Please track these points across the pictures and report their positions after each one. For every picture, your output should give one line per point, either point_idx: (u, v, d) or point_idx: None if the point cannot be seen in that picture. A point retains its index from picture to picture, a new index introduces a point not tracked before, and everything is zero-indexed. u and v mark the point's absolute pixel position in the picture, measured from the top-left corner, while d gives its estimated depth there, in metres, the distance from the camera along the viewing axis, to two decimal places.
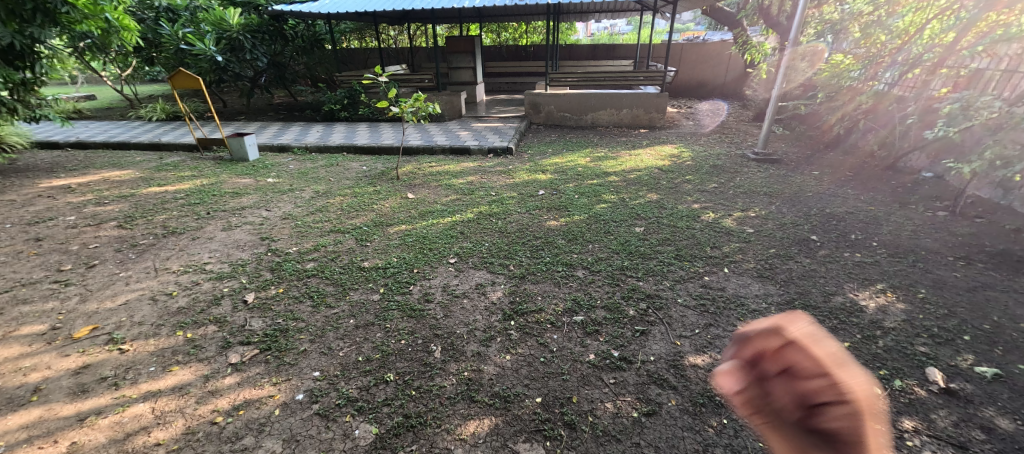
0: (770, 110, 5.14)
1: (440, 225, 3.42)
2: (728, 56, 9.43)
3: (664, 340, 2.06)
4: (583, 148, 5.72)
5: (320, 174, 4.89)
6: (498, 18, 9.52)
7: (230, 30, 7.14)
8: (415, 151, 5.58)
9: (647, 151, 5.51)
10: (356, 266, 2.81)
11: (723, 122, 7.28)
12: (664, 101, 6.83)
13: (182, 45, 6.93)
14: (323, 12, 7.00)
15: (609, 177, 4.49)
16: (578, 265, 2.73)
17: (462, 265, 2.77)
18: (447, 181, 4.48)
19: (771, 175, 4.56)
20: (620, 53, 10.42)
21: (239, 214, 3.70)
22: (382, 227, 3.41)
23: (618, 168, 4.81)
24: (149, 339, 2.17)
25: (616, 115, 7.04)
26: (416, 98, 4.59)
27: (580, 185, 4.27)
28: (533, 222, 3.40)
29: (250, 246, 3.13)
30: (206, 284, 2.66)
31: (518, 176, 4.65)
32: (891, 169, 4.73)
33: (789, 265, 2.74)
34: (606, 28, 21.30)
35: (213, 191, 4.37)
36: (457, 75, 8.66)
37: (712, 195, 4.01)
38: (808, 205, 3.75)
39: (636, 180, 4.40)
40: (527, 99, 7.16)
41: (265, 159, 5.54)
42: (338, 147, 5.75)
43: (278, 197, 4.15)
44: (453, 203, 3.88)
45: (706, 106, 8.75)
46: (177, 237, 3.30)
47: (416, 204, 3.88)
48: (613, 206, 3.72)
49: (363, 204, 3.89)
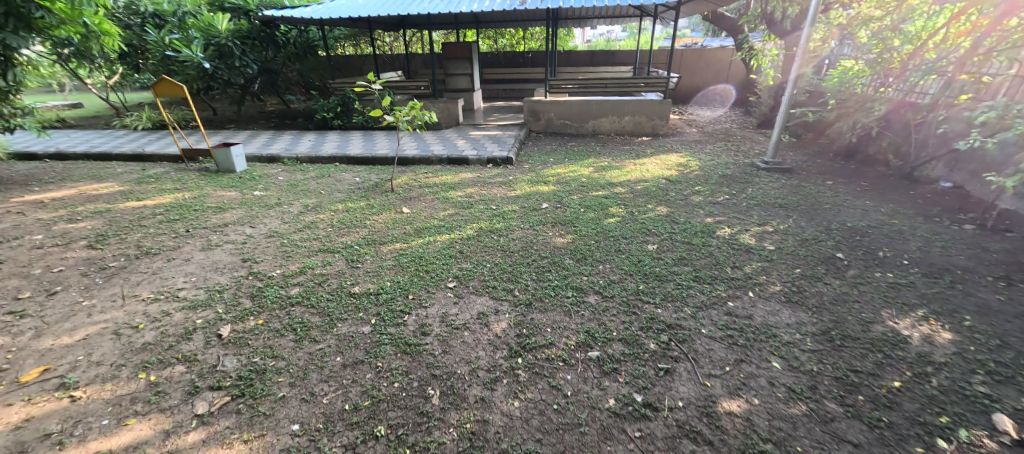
0: (781, 116, 4.91)
1: (437, 243, 3.18)
2: (730, 62, 9.31)
3: (692, 381, 1.82)
4: (586, 157, 5.51)
5: (311, 186, 4.65)
6: (495, 23, 9.35)
7: (220, 36, 6.83)
8: (411, 161, 5.35)
9: (652, 160, 5.31)
10: (346, 292, 2.56)
11: (728, 130, 7.10)
12: (667, 108, 6.64)
13: (168, 52, 6.66)
14: (316, 17, 6.77)
15: (615, 189, 4.28)
16: (589, 290, 2.49)
17: (463, 290, 2.53)
18: (445, 194, 4.24)
19: (784, 186, 4.35)
20: (620, 59, 10.27)
21: (222, 231, 3.45)
22: (375, 245, 3.17)
23: (623, 179, 4.60)
24: (106, 383, 1.91)
25: (617, 123, 6.85)
26: (412, 106, 4.37)
27: (585, 197, 4.07)
28: (538, 239, 3.17)
29: (230, 269, 2.87)
30: (178, 314, 2.40)
31: (519, 187, 4.43)
32: (908, 178, 4.54)
33: (819, 288, 2.52)
34: (604, 33, 21.32)
35: (195, 205, 4.11)
36: (454, 81, 8.46)
37: (725, 208, 3.80)
38: (828, 219, 3.54)
39: (643, 192, 4.18)
40: (526, 106, 6.96)
41: (253, 169, 5.29)
42: (330, 157, 5.51)
43: (264, 212, 3.90)
44: (452, 218, 3.64)
45: (708, 112, 8.59)
46: (151, 259, 3.04)
47: (412, 219, 3.64)
48: (622, 220, 3.50)
49: (355, 219, 3.66)
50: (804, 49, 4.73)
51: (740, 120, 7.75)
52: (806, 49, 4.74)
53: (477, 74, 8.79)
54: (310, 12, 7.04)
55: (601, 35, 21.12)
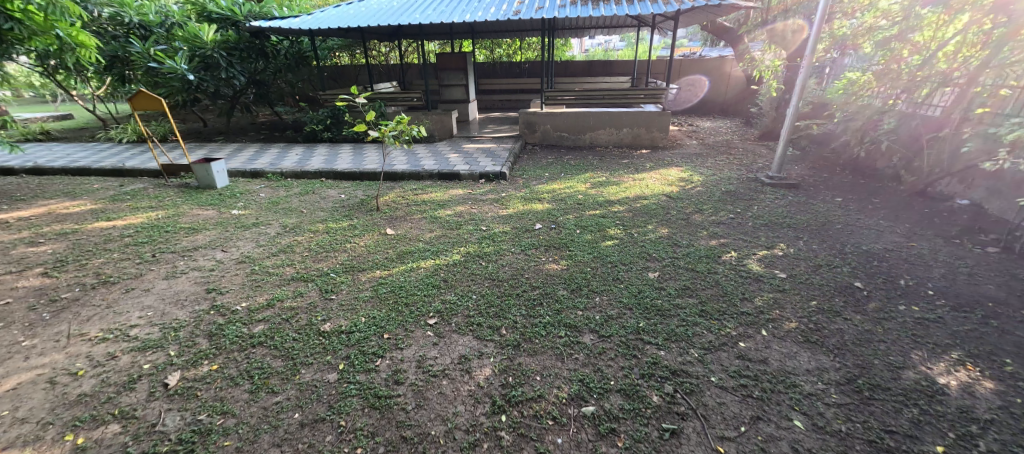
0: (786, 129, 4.67)
1: (420, 270, 2.94)
2: (729, 73, 9.15)
3: (703, 447, 1.57)
4: (582, 172, 5.29)
5: (293, 204, 4.42)
6: (491, 33, 9.20)
7: (206, 47, 6.64)
8: (400, 176, 5.12)
9: (651, 175, 5.09)
10: (315, 330, 2.30)
11: (729, 142, 6.90)
12: (666, 120, 6.45)
13: (152, 64, 6.47)
14: (305, 28, 6.59)
15: (613, 207, 4.05)
16: (584, 328, 2.24)
17: (444, 328, 2.28)
18: (433, 213, 4.01)
19: (791, 203, 4.12)
20: (617, 69, 10.12)
21: (190, 257, 3.21)
22: (353, 272, 2.93)
23: (622, 196, 4.37)
24: (25, 446, 1.66)
25: (615, 135, 6.66)
26: (399, 120, 4.16)
27: (581, 216, 3.84)
28: (530, 266, 2.93)
29: (191, 301, 2.62)
30: (126, 358, 2.15)
31: (512, 205, 4.20)
32: (922, 195, 4.32)
33: (839, 325, 2.28)
34: (602, 43, 21.31)
35: (167, 226, 3.87)
36: (448, 93, 8.29)
37: (730, 228, 3.57)
38: (840, 241, 3.31)
39: (643, 211, 3.95)
40: (521, 118, 6.78)
41: (235, 185, 5.06)
42: (316, 172, 5.28)
43: (239, 234, 3.66)
44: (438, 240, 3.40)
45: (708, 123, 8.41)
46: (108, 289, 2.79)
47: (396, 242, 3.40)
48: (620, 242, 3.27)
49: (336, 242, 3.42)
50: (809, 62, 4.49)
51: (741, 132, 7.56)
52: (811, 62, 4.50)
53: (472, 85, 8.62)
54: (300, 23, 6.86)
55: (598, 45, 21.08)
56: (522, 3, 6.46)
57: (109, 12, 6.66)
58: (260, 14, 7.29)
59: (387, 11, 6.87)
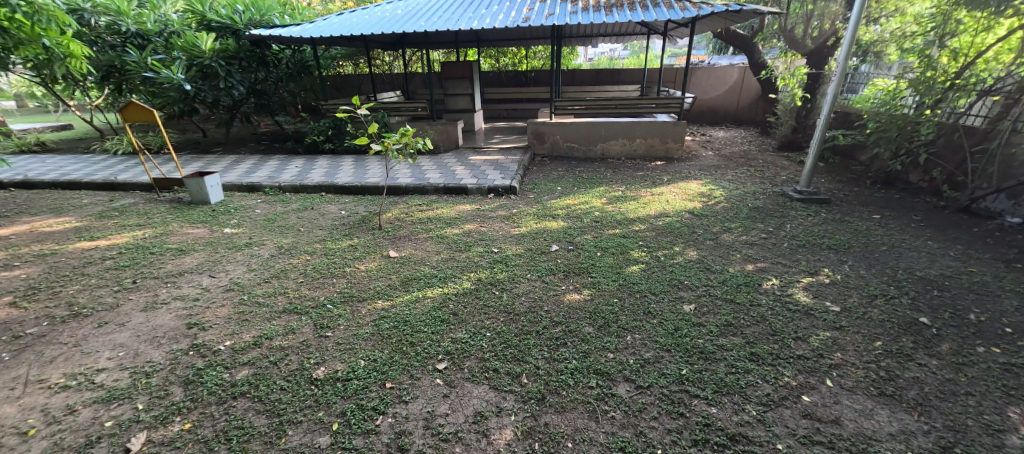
0: (817, 141, 4.35)
1: (426, 300, 2.63)
2: (741, 81, 8.88)
3: None
4: (596, 185, 5.01)
5: (290, 221, 4.14)
6: (498, 42, 9.02)
7: (204, 56, 6.42)
8: (404, 190, 4.85)
9: (669, 189, 4.80)
10: (307, 377, 2.00)
11: (746, 153, 6.61)
12: (681, 130, 6.18)
13: (147, 73, 6.25)
14: (306, 36, 6.37)
15: (633, 226, 3.75)
16: (618, 376, 1.93)
17: (455, 375, 1.98)
18: (439, 232, 3.72)
19: (825, 222, 3.81)
20: (626, 77, 9.88)
21: (175, 283, 2.93)
22: (352, 302, 2.64)
23: (642, 213, 4.08)
24: None
25: (628, 146, 6.38)
26: (404, 132, 3.89)
27: (601, 236, 3.54)
28: (548, 296, 2.63)
29: (169, 339, 2.33)
30: (87, 412, 1.85)
31: (524, 223, 3.90)
32: (967, 211, 4.00)
33: (914, 373, 1.96)
34: (606, 53, 21.19)
35: (153, 246, 3.59)
36: (454, 102, 8.06)
37: (765, 251, 3.26)
38: (890, 265, 3.00)
39: (666, 230, 3.66)
40: (530, 128, 6.52)
41: (230, 200, 4.80)
42: (315, 186, 5.01)
43: (229, 256, 3.37)
44: (446, 264, 3.10)
45: (722, 133, 8.13)
46: (79, 323, 2.51)
47: (400, 266, 3.10)
48: (647, 267, 2.96)
49: (334, 266, 3.13)
50: (840, 78, 4.09)
51: (758, 142, 7.27)
52: (842, 78, 4.08)
53: (478, 94, 8.40)
54: (301, 31, 6.64)
55: (603, 54, 20.92)
56: (531, 10, 6.18)
57: (105, 21, 6.49)
58: (261, 22, 7.09)
59: (391, 18, 6.63)
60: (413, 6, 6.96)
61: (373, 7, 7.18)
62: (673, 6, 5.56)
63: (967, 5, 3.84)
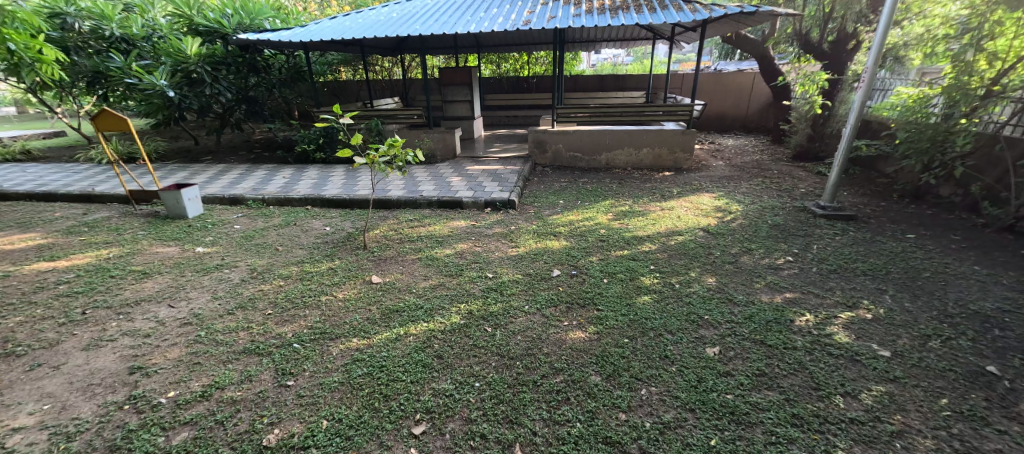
0: (842, 153, 3.98)
1: (408, 339, 2.28)
2: (751, 87, 8.54)
3: None
4: (601, 198, 4.67)
5: (269, 239, 3.82)
6: (498, 47, 8.76)
7: (189, 62, 6.13)
8: (395, 204, 4.52)
9: (680, 203, 4.45)
10: (256, 444, 1.66)
11: (759, 163, 6.25)
12: (691, 138, 5.84)
13: (129, 79, 5.96)
14: (296, 41, 6.10)
15: (642, 246, 3.41)
16: (632, 448, 1.58)
17: (434, 444, 1.63)
18: (430, 253, 3.39)
19: (856, 242, 3.45)
20: (631, 83, 9.57)
21: (128, 315, 2.60)
22: (323, 340, 2.30)
23: (651, 231, 3.73)
24: None
25: (634, 155, 6.05)
26: (392, 143, 3.56)
27: (608, 259, 3.20)
28: (549, 334, 2.28)
29: (106, 388, 2.00)
30: None
31: (523, 242, 3.56)
32: (1011, 231, 3.63)
33: (997, 445, 1.60)
34: (609, 58, 20.98)
35: (114, 269, 3.27)
36: (452, 109, 7.77)
37: (792, 277, 2.91)
38: (938, 297, 2.64)
39: (680, 251, 3.31)
40: (531, 136, 6.20)
41: (209, 214, 4.49)
42: (301, 199, 4.69)
43: (195, 281, 3.04)
44: (434, 292, 2.76)
45: (732, 142, 7.80)
46: (7, 366, 2.18)
47: (382, 294, 2.77)
48: (661, 298, 2.61)
49: (309, 294, 2.79)
50: (869, 85, 3.74)
51: (770, 151, 6.91)
52: (872, 84, 3.73)
53: (478, 101, 8.11)
54: (291, 35, 6.38)
55: (605, 60, 20.71)
56: (532, 13, 5.87)
57: (89, 25, 6.26)
58: (250, 27, 6.84)
59: (385, 22, 6.34)
60: (408, 10, 6.67)
61: (367, 11, 6.91)
62: (683, 8, 5.24)
63: (1008, 5, 3.54)
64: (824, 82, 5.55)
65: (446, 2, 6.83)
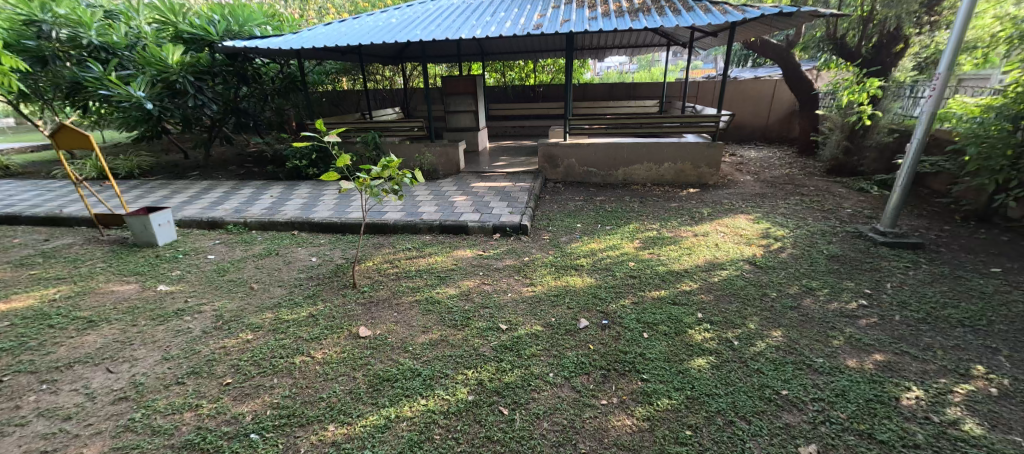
0: (906, 172, 3.44)
1: (401, 427, 1.75)
2: (772, 95, 8.04)
3: None
4: (624, 221, 4.15)
5: (246, 273, 3.31)
6: (504, 55, 8.33)
7: (170, 71, 5.65)
8: (392, 229, 4.01)
9: (715, 227, 3.92)
10: None
11: (791, 178, 5.72)
12: (716, 152, 5.33)
13: (104, 91, 5.47)
14: (285, 48, 5.64)
15: (681, 285, 2.87)
16: None
17: None
18: (430, 293, 2.87)
19: (935, 278, 2.92)
20: (643, 92, 9.10)
21: (54, 387, 2.08)
22: (291, 427, 1.77)
23: (688, 264, 3.20)
24: None
25: (654, 171, 5.53)
26: (387, 163, 3.01)
27: (644, 302, 2.66)
28: (586, 422, 1.74)
29: None
30: None
31: (539, 279, 3.03)
32: None
33: None
34: (614, 67, 20.64)
35: (56, 315, 2.75)
36: (455, 120, 7.29)
37: (876, 330, 2.36)
38: None
39: (729, 292, 2.77)
40: (541, 150, 5.70)
41: (183, 242, 3.99)
42: (287, 223, 4.19)
43: (147, 333, 2.52)
44: (434, 352, 2.23)
45: (754, 154, 7.27)
46: None
47: (372, 353, 2.24)
48: (721, 361, 2.07)
49: (281, 352, 2.27)
50: (941, 95, 3.17)
51: (800, 164, 6.39)
52: (945, 94, 3.16)
53: (483, 111, 7.63)
54: (281, 42, 5.92)
55: (611, 69, 20.41)
56: (542, 16, 5.40)
57: (66, 33, 5.82)
58: (240, 34, 6.41)
59: (383, 27, 5.88)
60: (408, 15, 6.22)
61: (365, 16, 6.46)
62: (711, 10, 4.76)
63: None
64: (873, 90, 4.98)
65: (448, 6, 6.38)
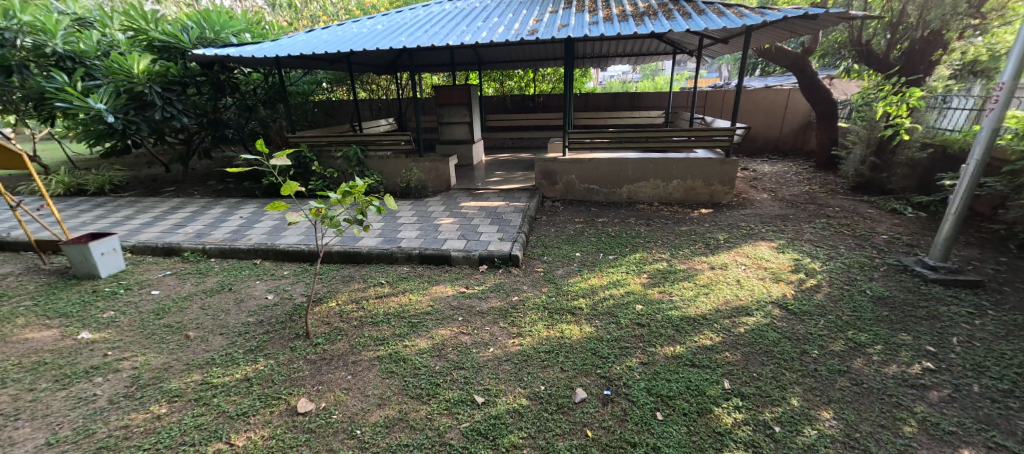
0: (959, 199, 2.94)
1: None
2: (785, 104, 7.57)
3: None
4: (630, 250, 3.65)
5: (189, 315, 2.83)
6: (501, 64, 7.93)
7: (136, 80, 5.26)
8: (365, 258, 3.54)
9: (734, 257, 3.42)
10: None
11: (812, 196, 5.21)
12: (730, 168, 4.84)
13: (63, 103, 5.06)
14: (260, 56, 5.23)
15: (700, 339, 2.36)
16: None
17: None
18: (397, 347, 2.37)
19: (1010, 331, 2.39)
20: (647, 102, 8.64)
21: None
22: None
23: (706, 306, 2.70)
24: None
25: (662, 188, 5.05)
26: (349, 186, 2.48)
27: (655, 362, 2.15)
28: None
29: None
30: None
31: (529, 328, 2.53)
32: None
33: None
34: (618, 76, 20.40)
35: None
36: (448, 132, 6.86)
37: (953, 410, 1.85)
38: None
39: (759, 349, 2.26)
40: (538, 166, 5.23)
41: (131, 273, 3.53)
42: (250, 251, 3.73)
43: (41, 404, 2.04)
44: (388, 438, 1.74)
45: (769, 168, 6.78)
46: None
47: (308, 440, 1.75)
48: None
49: (193, 439, 1.77)
50: (1004, 108, 2.69)
51: (820, 180, 5.89)
52: (1008, 107, 2.68)
53: (478, 123, 7.20)
54: (258, 50, 5.52)
55: (615, 78, 20.09)
56: (539, 21, 4.98)
57: (31, 41, 5.47)
58: (215, 42, 6.09)
59: (368, 34, 5.47)
60: (396, 21, 5.82)
61: (350, 23, 6.07)
62: (725, 13, 4.31)
63: None
64: (908, 103, 4.49)
65: (440, 12, 5.97)
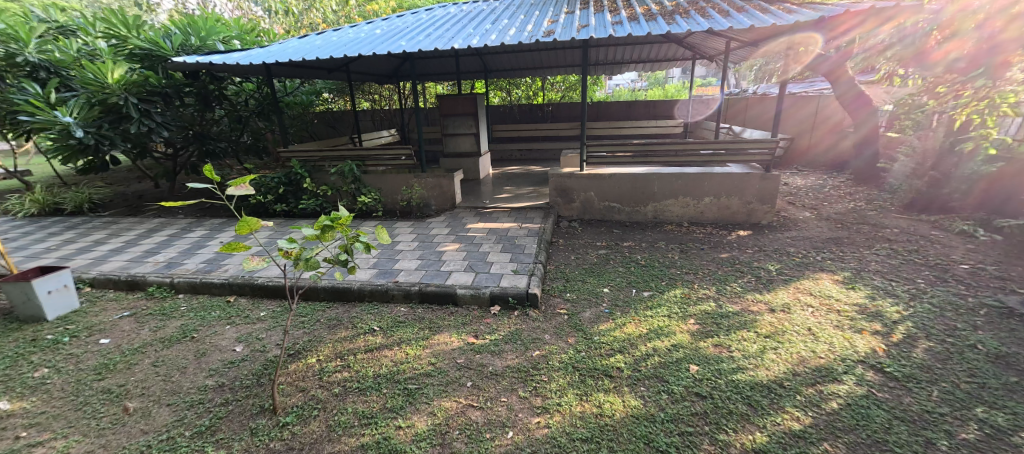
0: None
1: None
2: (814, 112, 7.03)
3: None
4: (667, 284, 3.10)
5: (138, 375, 2.32)
6: (509, 72, 7.47)
7: (110, 91, 4.82)
8: (357, 297, 3.01)
9: (795, 295, 2.86)
10: None
11: (861, 214, 4.63)
12: (770, 184, 4.29)
13: (30, 116, 4.61)
14: (246, 62, 4.77)
15: (784, 420, 1.80)
16: None
17: None
18: (387, 429, 1.83)
19: None
20: (664, 110, 8.13)
21: None
22: None
23: (778, 366, 2.15)
24: None
25: (692, 206, 4.51)
26: (332, 216, 1.95)
27: None
28: None
29: None
30: None
31: (557, 398, 1.98)
32: None
33: None
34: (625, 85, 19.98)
35: None
36: (453, 144, 6.38)
37: None
38: None
39: (867, 439, 1.69)
40: (553, 182, 4.69)
41: (84, 314, 3.02)
42: (224, 286, 3.22)
43: None
44: None
45: (802, 181, 6.22)
46: None
47: None
48: None
49: None
50: None
51: (865, 195, 5.31)
52: None
53: (484, 134, 6.71)
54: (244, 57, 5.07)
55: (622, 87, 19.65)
56: (553, 23, 4.49)
57: None
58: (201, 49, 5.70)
59: (364, 39, 5.02)
60: (396, 25, 5.37)
61: (347, 28, 5.62)
62: (768, 10, 3.80)
63: None
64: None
65: (444, 15, 5.52)
